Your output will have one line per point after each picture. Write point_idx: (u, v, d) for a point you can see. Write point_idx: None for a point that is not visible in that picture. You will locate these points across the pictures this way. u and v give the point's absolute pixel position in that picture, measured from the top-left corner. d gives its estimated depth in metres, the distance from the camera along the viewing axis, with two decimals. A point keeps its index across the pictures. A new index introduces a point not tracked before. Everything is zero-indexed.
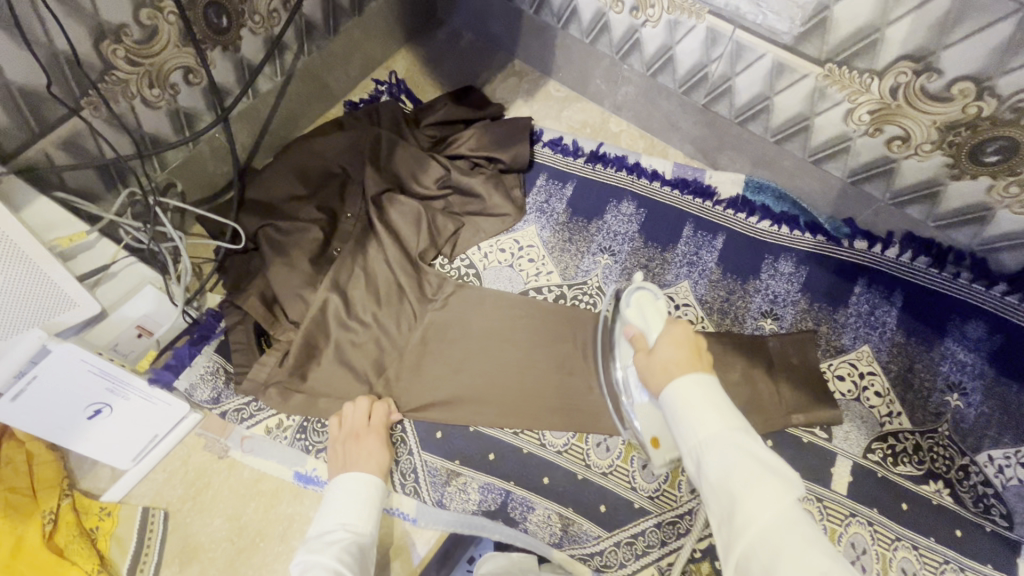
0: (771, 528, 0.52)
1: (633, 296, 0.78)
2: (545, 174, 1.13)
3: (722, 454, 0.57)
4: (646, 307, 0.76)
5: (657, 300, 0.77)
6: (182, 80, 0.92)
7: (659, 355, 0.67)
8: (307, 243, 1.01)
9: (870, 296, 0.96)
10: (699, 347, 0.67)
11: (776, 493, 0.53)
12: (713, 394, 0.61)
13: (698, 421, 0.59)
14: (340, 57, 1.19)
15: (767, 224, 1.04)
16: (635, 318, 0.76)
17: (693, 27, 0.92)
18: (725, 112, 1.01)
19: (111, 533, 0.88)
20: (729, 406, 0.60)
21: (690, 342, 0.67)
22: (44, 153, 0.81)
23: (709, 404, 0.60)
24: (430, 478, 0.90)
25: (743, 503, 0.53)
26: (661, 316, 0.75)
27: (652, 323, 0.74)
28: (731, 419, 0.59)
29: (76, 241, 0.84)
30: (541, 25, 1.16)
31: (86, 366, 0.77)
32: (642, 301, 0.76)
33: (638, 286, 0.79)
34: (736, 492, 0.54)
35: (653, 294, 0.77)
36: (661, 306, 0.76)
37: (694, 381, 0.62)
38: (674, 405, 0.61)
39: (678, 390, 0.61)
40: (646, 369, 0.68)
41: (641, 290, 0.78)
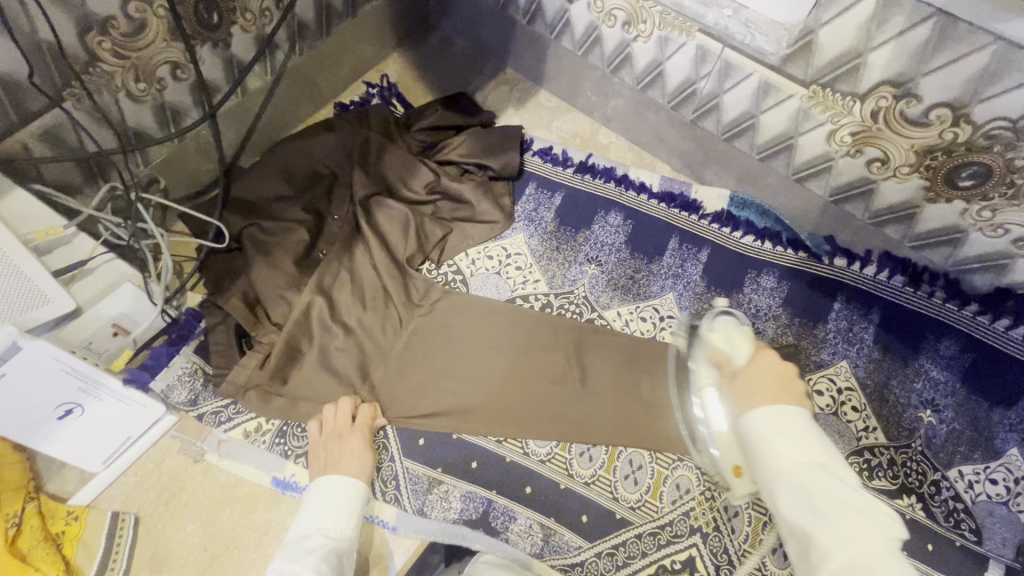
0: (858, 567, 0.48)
1: (716, 321, 0.74)
2: (534, 183, 1.14)
3: (806, 486, 0.52)
4: (730, 334, 0.72)
5: (742, 327, 0.73)
6: (169, 75, 0.90)
7: (745, 382, 0.64)
8: (292, 245, 1.00)
9: (848, 313, 0.98)
10: (791, 377, 0.63)
11: (864, 534, 0.49)
12: (798, 421, 0.56)
13: (779, 449, 0.55)
14: (331, 58, 1.18)
15: (750, 239, 1.06)
16: (717, 342, 0.72)
17: (683, 44, 0.93)
18: (713, 128, 1.03)
19: (78, 539, 0.85)
20: (811, 435, 0.56)
21: (782, 370, 0.63)
22: (22, 144, 0.79)
23: (793, 432, 0.56)
24: (411, 485, 0.89)
25: (822, 538, 0.50)
26: (748, 341, 0.71)
27: (738, 348, 0.70)
28: (816, 449, 0.55)
29: (53, 236, 0.80)
30: (534, 34, 1.17)
31: (57, 365, 0.75)
32: (726, 326, 0.73)
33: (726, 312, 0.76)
34: (816, 526, 0.51)
35: (738, 320, 0.74)
36: (747, 333, 0.72)
37: (781, 408, 0.57)
38: (753, 431, 0.57)
39: (755, 417, 0.58)
40: (732, 393, 0.65)
41: (725, 317, 0.75)
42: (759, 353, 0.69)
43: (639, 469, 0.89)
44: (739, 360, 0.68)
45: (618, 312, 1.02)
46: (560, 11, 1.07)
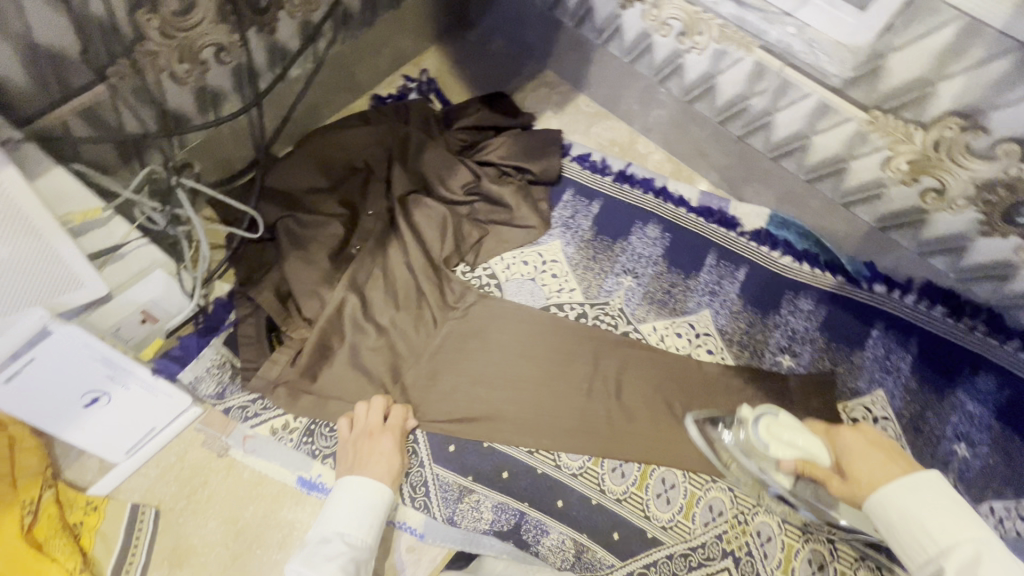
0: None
1: (760, 430, 0.78)
2: (572, 190, 1.12)
3: (974, 567, 0.54)
4: (782, 437, 0.76)
5: (783, 421, 0.77)
6: (213, 58, 0.87)
7: (852, 470, 0.67)
8: (326, 239, 0.97)
9: (886, 341, 0.97)
10: (886, 444, 0.69)
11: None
12: (944, 496, 0.59)
13: (931, 530, 0.57)
14: (370, 49, 1.15)
15: (788, 260, 1.05)
16: (782, 452, 0.75)
17: (740, 59, 0.91)
18: (760, 146, 1.02)
19: (96, 529, 0.83)
20: (964, 512, 0.58)
21: (870, 442, 0.69)
22: (62, 121, 0.76)
23: (942, 509, 0.58)
24: (441, 493, 0.87)
25: None
26: (800, 431, 0.76)
27: (805, 444, 0.74)
28: (974, 527, 0.57)
29: (90, 219, 0.76)
30: (579, 37, 1.14)
31: (88, 351, 0.73)
32: (772, 430, 0.77)
33: (757, 412, 0.80)
34: None
35: (773, 415, 0.79)
36: (791, 423, 0.77)
37: (916, 485, 0.60)
38: (889, 515, 0.61)
39: (897, 503, 0.60)
40: (846, 488, 0.68)
41: (762, 421, 0.78)
42: (832, 438, 0.73)
43: (672, 488, 0.88)
44: (824, 458, 0.72)
45: (654, 326, 1.01)
46: (611, 17, 1.05)
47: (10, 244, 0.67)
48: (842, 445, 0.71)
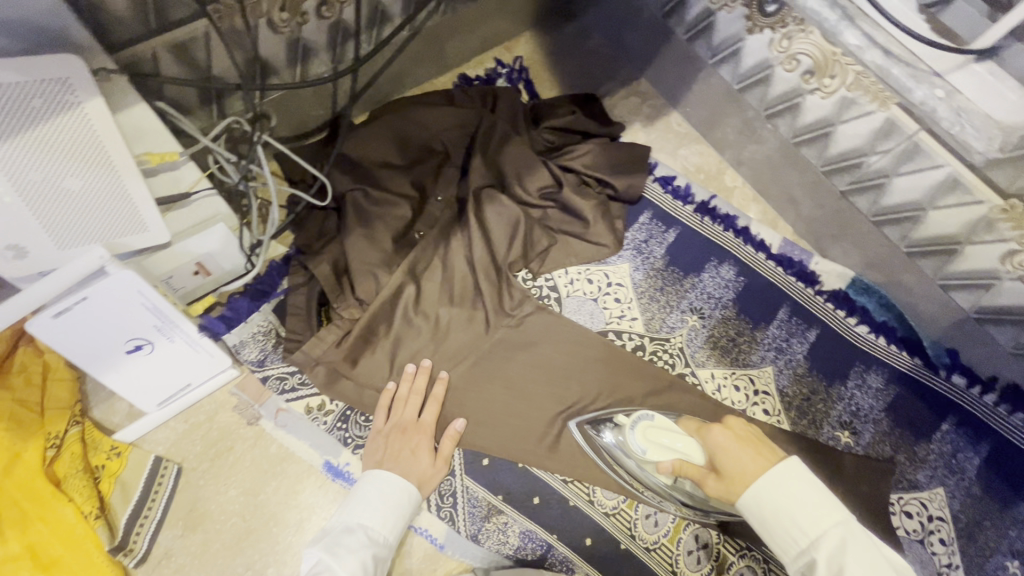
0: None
1: (638, 436, 0.78)
2: (650, 213, 1.05)
3: (838, 553, 0.57)
4: (655, 439, 0.76)
5: (657, 423, 0.77)
6: (313, 10, 0.82)
7: (723, 468, 0.67)
8: (392, 220, 0.93)
9: (955, 437, 0.92)
10: (755, 440, 0.69)
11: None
12: (809, 486, 0.61)
13: (800, 523, 0.59)
14: (467, 25, 1.09)
15: (864, 330, 0.98)
16: (659, 454, 0.76)
17: (870, 112, 0.84)
18: (864, 206, 0.95)
19: (116, 476, 0.81)
20: (817, 494, 0.60)
21: (742, 441, 0.69)
22: (152, 52, 0.72)
23: (811, 498, 0.60)
24: (469, 507, 0.84)
25: None
26: (671, 435, 0.76)
27: (683, 447, 0.74)
28: (834, 509, 0.59)
29: (166, 161, 0.72)
30: (688, 52, 1.06)
31: (140, 299, 0.69)
32: (648, 434, 0.77)
33: (635, 418, 0.79)
34: None
35: (651, 419, 0.78)
36: (667, 424, 0.77)
37: (785, 476, 0.62)
38: (761, 509, 0.62)
39: (771, 496, 0.61)
40: (721, 488, 0.67)
41: (638, 425, 0.78)
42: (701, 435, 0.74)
43: (704, 547, 0.84)
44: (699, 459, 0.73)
45: (713, 373, 0.96)
46: (733, 38, 0.96)
47: (83, 176, 0.63)
48: (712, 445, 0.71)
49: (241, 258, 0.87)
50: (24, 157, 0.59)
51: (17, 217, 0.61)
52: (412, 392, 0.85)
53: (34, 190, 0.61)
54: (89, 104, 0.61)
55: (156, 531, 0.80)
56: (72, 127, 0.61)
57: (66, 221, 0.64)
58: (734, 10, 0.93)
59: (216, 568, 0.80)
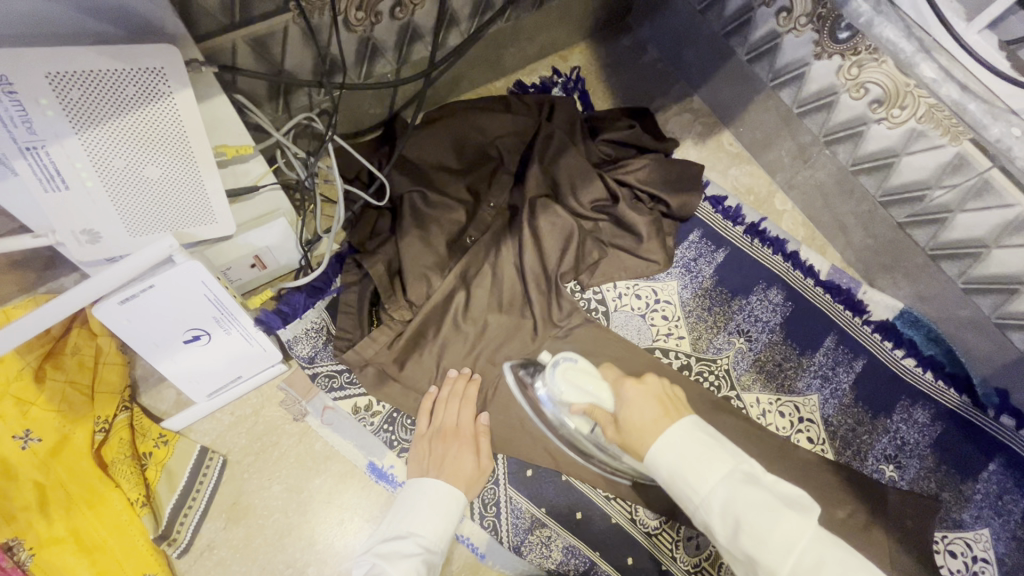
0: (790, 562, 0.54)
1: (557, 377, 0.76)
2: (699, 231, 1.05)
3: (730, 505, 0.56)
4: (576, 382, 0.75)
5: (580, 366, 0.76)
6: (387, 11, 0.82)
7: (625, 422, 0.66)
8: (448, 224, 0.92)
9: (1002, 478, 0.91)
10: (661, 395, 0.67)
11: (794, 528, 0.54)
12: (699, 443, 0.60)
13: (695, 481, 0.58)
14: (528, 33, 1.09)
15: (912, 363, 0.97)
16: (575, 397, 0.75)
17: (940, 146, 0.83)
18: (921, 240, 0.94)
19: (163, 465, 0.81)
20: (709, 449, 0.59)
21: (651, 395, 0.67)
22: (232, 45, 0.72)
23: (699, 453, 0.59)
24: (512, 518, 0.84)
25: (765, 556, 0.54)
26: (591, 380, 0.74)
27: (597, 392, 0.73)
28: (724, 462, 0.58)
29: (241, 155, 0.72)
30: (748, 73, 1.06)
31: (203, 290, 0.69)
32: (569, 376, 0.76)
33: (555, 361, 0.77)
34: (756, 545, 0.54)
35: (573, 362, 0.77)
36: (589, 370, 0.76)
37: (673, 436, 0.61)
38: (661, 472, 0.61)
39: (664, 457, 0.60)
40: (619, 437, 0.67)
41: (560, 366, 0.76)
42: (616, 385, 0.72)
43: None
44: (607, 405, 0.71)
45: (758, 398, 0.96)
46: (798, 62, 0.96)
47: (163, 165, 0.63)
48: (622, 397, 0.69)
49: (297, 253, 0.87)
50: (111, 143, 0.59)
51: (98, 202, 0.62)
52: (452, 394, 0.85)
53: (115, 176, 0.61)
54: (179, 94, 0.60)
55: (199, 522, 0.80)
56: (159, 115, 0.60)
57: (142, 208, 0.65)
58: (803, 34, 0.92)
59: (258, 562, 0.80)
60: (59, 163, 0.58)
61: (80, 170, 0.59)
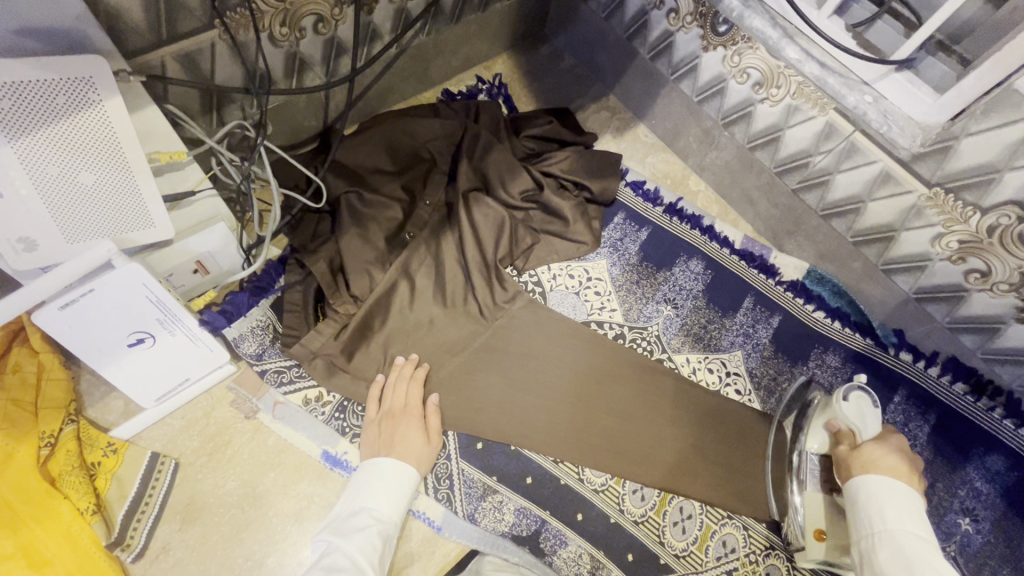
0: None
1: (849, 393, 0.87)
2: (623, 214, 1.14)
3: (901, 544, 0.67)
4: (861, 410, 0.85)
5: (872, 406, 0.86)
6: (311, 27, 0.89)
7: (869, 450, 0.80)
8: (385, 220, 0.98)
9: (907, 408, 1.01)
10: (910, 464, 0.80)
11: None
12: (911, 507, 0.71)
13: (887, 514, 0.70)
14: (450, 45, 1.17)
15: (820, 315, 1.07)
16: (848, 415, 0.85)
17: (812, 117, 0.96)
18: (813, 202, 1.07)
19: (113, 472, 0.81)
20: (918, 517, 0.70)
21: (903, 455, 0.80)
22: (162, 60, 0.77)
23: (906, 509, 0.70)
24: (464, 488, 0.88)
25: None
26: (873, 422, 0.85)
27: (867, 425, 0.84)
28: (926, 531, 0.68)
29: (175, 160, 0.76)
30: (652, 70, 1.18)
31: (144, 292, 0.71)
32: (858, 402, 0.86)
33: (856, 384, 0.87)
34: None
35: (870, 400, 0.86)
36: (874, 414, 0.86)
37: (893, 484, 0.74)
38: (858, 493, 0.75)
39: (869, 486, 0.74)
40: (847, 456, 0.82)
41: (859, 390, 0.87)
42: (885, 434, 0.83)
43: (688, 518, 0.90)
44: (866, 434, 0.83)
45: (688, 358, 1.03)
46: (691, 56, 1.08)
47: (97, 172, 0.67)
48: (882, 442, 0.82)
49: (239, 257, 0.91)
50: (44, 150, 0.63)
51: (32, 210, 0.64)
52: (399, 378, 0.89)
53: (48, 183, 0.64)
54: (108, 102, 0.66)
55: (154, 525, 0.81)
56: (92, 123, 0.65)
57: (79, 215, 0.68)
58: (691, 31, 1.05)
59: (215, 561, 0.81)
60: None
61: (14, 179, 0.62)
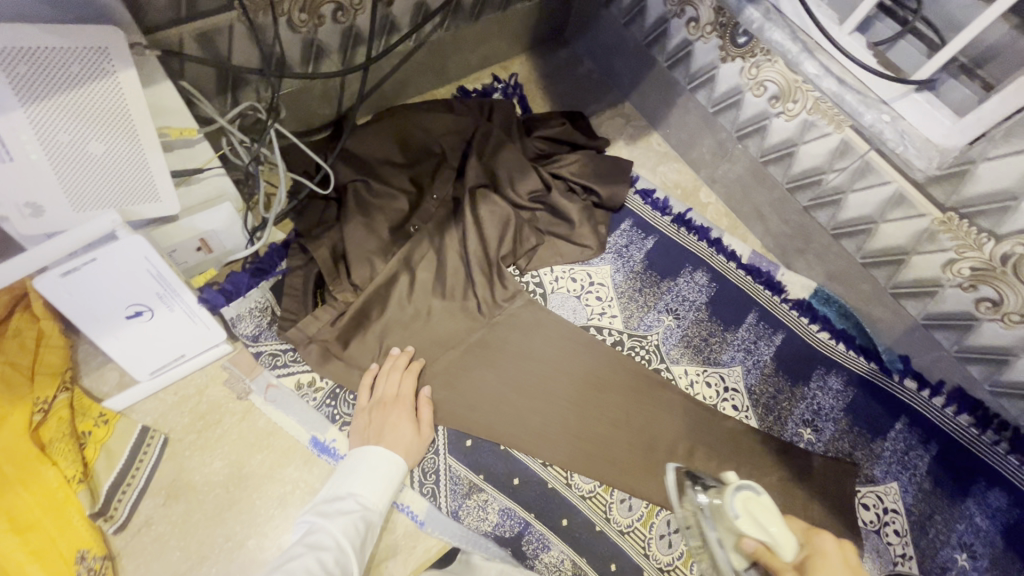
0: None
1: (736, 500, 0.66)
2: (631, 220, 1.13)
3: None
4: (756, 514, 0.64)
5: (764, 501, 0.65)
6: (330, 15, 0.89)
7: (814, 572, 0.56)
8: (390, 211, 0.98)
9: (908, 436, 0.98)
10: (857, 567, 0.57)
11: None
12: None
13: None
14: (468, 43, 1.18)
15: (825, 336, 1.06)
16: (747, 529, 0.63)
17: (828, 134, 0.94)
18: (824, 221, 1.05)
19: (103, 443, 0.82)
20: None
21: (846, 560, 0.58)
22: (180, 39, 0.78)
23: None
24: (450, 485, 0.87)
25: None
26: (776, 517, 0.63)
27: (773, 532, 0.62)
28: None
29: (184, 137, 0.77)
30: (669, 78, 1.17)
31: (146, 266, 0.72)
32: (749, 507, 0.65)
33: (738, 484, 0.67)
34: None
35: (756, 492, 0.66)
36: (769, 504, 0.65)
37: None
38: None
39: None
40: None
41: (743, 491, 0.66)
42: (808, 537, 0.62)
43: (675, 531, 0.88)
44: (784, 551, 0.60)
45: (686, 370, 1.02)
46: (709, 66, 1.07)
47: (107, 142, 0.68)
48: (817, 548, 0.60)
49: (243, 238, 0.91)
50: (56, 118, 0.64)
51: (42, 177, 0.65)
52: (392, 368, 0.89)
53: (58, 150, 0.65)
54: (123, 74, 0.67)
55: (138, 499, 0.81)
56: (105, 92, 0.66)
57: (88, 184, 0.68)
58: (710, 41, 1.04)
59: (195, 539, 0.80)
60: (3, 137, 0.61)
61: (25, 143, 0.63)
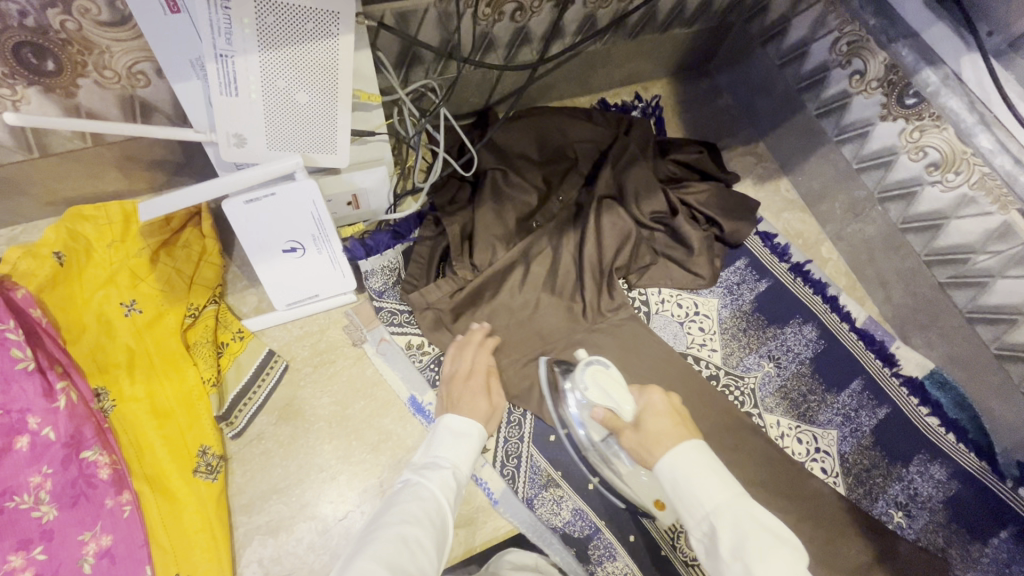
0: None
1: (587, 375, 0.74)
2: (745, 260, 1.12)
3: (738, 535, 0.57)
4: (604, 386, 0.73)
5: (611, 371, 0.75)
6: (509, 13, 0.95)
7: (643, 425, 0.68)
8: (519, 204, 1.02)
9: (1013, 548, 0.93)
10: (677, 411, 0.70)
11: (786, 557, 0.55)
12: (709, 465, 0.61)
13: (702, 496, 0.59)
14: (619, 59, 1.21)
15: (935, 422, 1.00)
16: (596, 398, 0.73)
17: (988, 213, 0.89)
18: (960, 301, 0.99)
19: (236, 356, 0.91)
20: (725, 471, 0.62)
21: (670, 408, 0.70)
22: (382, 15, 0.86)
23: (710, 475, 0.60)
24: (530, 473, 0.91)
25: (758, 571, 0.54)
26: (619, 382, 0.74)
27: (619, 400, 0.72)
28: (725, 485, 0.60)
29: (370, 100, 0.84)
30: (815, 127, 1.14)
31: (310, 209, 0.80)
32: (597, 378, 0.74)
33: (586, 362, 0.76)
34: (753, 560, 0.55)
35: (603, 364, 0.76)
36: (616, 375, 0.75)
37: (683, 451, 0.63)
38: (673, 474, 0.62)
39: (674, 460, 0.62)
40: (635, 440, 0.68)
41: (592, 367, 0.75)
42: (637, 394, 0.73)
43: None
44: (622, 410, 0.71)
45: (779, 421, 1.00)
46: (864, 121, 1.03)
47: (312, 95, 0.75)
48: (647, 404, 0.72)
49: (387, 202, 0.98)
50: (280, 67, 0.72)
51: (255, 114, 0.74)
52: (479, 347, 0.93)
53: (274, 94, 0.73)
54: (343, 37, 0.72)
55: (255, 413, 0.90)
56: (323, 51, 0.73)
57: (285, 128, 0.77)
58: (873, 96, 1.00)
59: (296, 461, 0.89)
60: (239, 73, 0.70)
61: (252, 84, 0.72)
